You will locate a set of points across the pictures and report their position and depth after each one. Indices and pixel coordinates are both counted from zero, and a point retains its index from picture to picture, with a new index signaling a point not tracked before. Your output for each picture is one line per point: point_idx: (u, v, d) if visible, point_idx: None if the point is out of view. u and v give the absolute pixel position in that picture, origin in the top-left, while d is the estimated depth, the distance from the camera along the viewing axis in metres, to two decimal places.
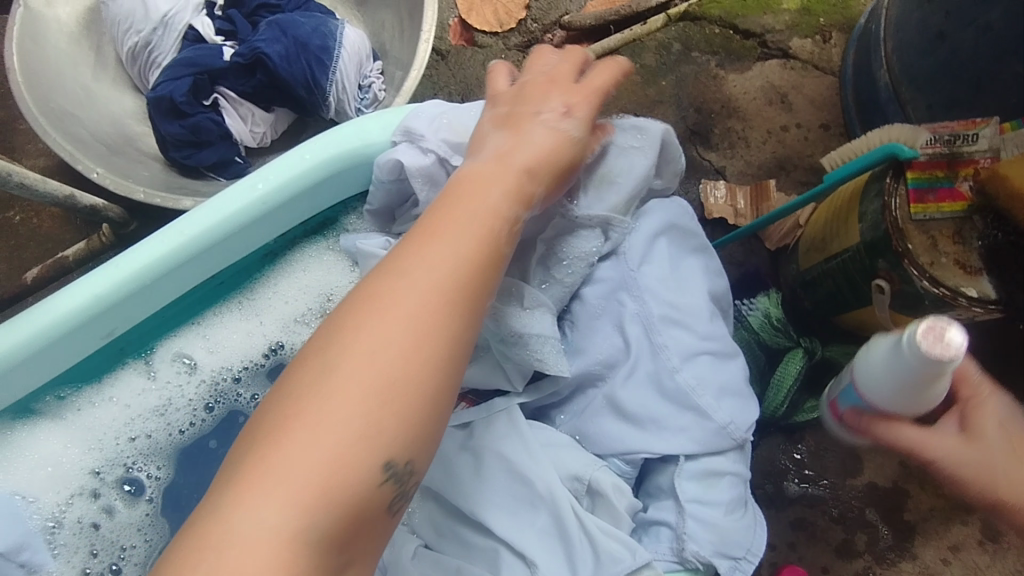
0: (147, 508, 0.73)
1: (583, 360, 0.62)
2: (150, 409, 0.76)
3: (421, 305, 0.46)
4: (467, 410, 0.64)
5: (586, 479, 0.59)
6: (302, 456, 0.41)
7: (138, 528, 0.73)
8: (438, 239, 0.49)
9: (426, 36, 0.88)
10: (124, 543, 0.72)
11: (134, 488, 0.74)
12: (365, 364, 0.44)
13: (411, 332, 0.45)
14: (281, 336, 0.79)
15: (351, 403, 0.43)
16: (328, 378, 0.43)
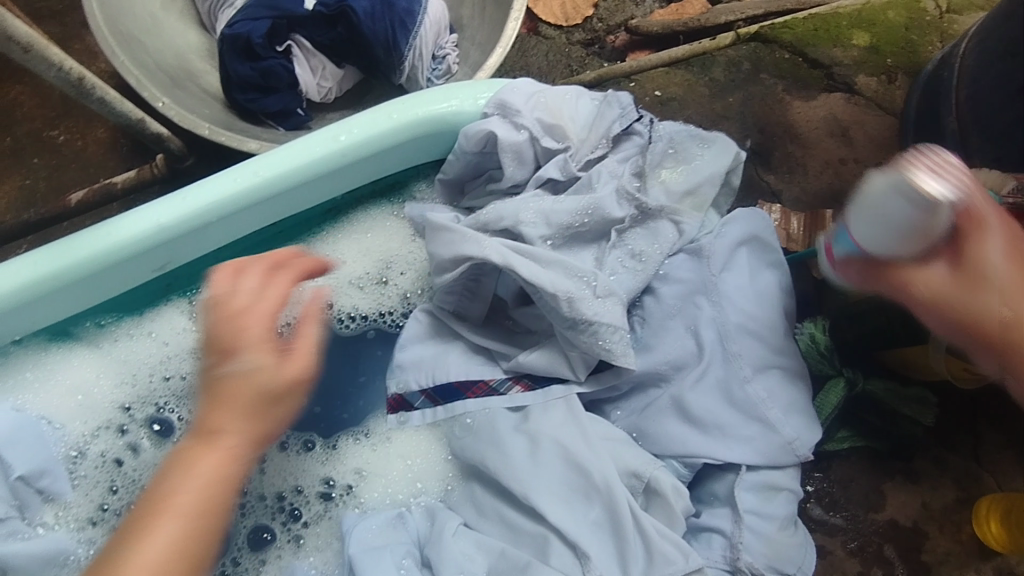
0: (174, 450, 0.70)
1: (650, 358, 0.61)
2: (188, 350, 0.73)
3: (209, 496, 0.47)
4: (524, 394, 0.64)
5: (645, 478, 0.58)
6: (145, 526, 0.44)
7: (163, 470, 0.69)
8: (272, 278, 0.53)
9: (516, 15, 0.88)
10: (146, 483, 0.68)
11: (163, 429, 0.71)
12: (215, 441, 0.48)
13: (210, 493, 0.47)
14: (330, 296, 0.75)
15: (195, 480, 0.47)
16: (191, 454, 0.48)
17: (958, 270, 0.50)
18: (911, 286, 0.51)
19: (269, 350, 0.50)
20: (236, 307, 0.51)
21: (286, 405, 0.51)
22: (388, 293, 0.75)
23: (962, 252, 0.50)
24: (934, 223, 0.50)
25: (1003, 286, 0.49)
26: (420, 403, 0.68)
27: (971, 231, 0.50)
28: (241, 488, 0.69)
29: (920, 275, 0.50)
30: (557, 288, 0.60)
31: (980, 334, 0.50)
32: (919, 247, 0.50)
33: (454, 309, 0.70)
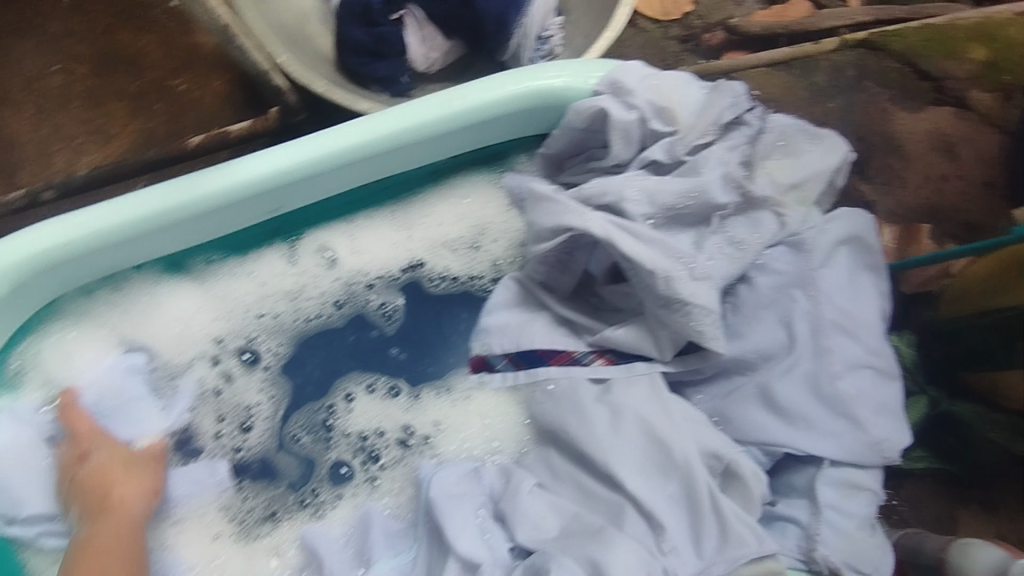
0: (263, 374, 0.75)
1: (740, 345, 0.62)
2: (284, 292, 0.77)
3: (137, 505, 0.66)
4: (608, 367, 0.66)
5: (725, 459, 0.58)
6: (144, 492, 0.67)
7: (259, 388, 0.74)
8: None
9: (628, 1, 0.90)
10: (248, 403, 0.74)
11: (252, 357, 0.75)
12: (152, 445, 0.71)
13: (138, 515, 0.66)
14: (424, 255, 0.78)
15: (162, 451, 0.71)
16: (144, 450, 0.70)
17: None
18: None
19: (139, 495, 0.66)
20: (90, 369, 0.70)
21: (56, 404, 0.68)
22: (479, 258, 0.78)
23: None
24: None
25: None
26: (502, 365, 0.71)
27: None
28: (328, 423, 0.73)
29: None
30: (656, 265, 0.61)
31: None
32: None
33: (543, 280, 0.72)
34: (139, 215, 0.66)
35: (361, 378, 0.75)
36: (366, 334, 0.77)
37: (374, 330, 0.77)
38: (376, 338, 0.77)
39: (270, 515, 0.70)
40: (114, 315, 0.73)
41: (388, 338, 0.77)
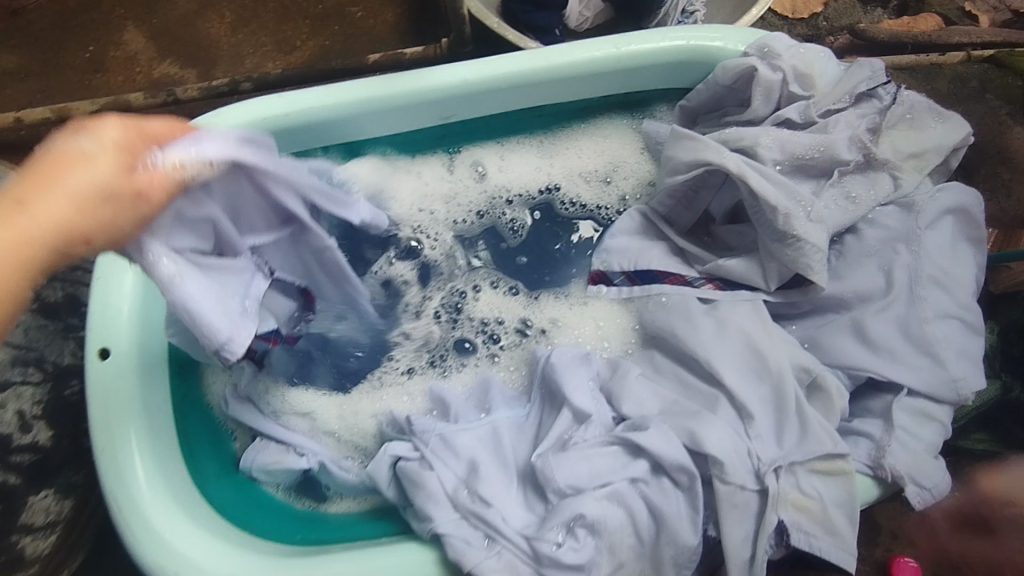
0: (416, 263, 0.87)
1: (840, 285, 0.71)
2: (440, 194, 0.89)
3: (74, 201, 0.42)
4: (716, 291, 0.76)
5: (814, 374, 0.68)
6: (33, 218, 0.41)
7: (412, 272, 0.87)
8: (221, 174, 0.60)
9: None
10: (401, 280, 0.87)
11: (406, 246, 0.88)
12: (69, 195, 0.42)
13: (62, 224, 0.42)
14: (560, 181, 0.90)
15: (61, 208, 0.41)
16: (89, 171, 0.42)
17: None
18: None
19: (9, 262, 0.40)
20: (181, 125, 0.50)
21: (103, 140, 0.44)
22: (608, 191, 0.89)
23: None
24: None
25: None
26: (618, 280, 0.82)
27: None
28: (460, 305, 0.86)
29: None
30: (779, 203, 0.70)
31: None
32: None
33: (666, 213, 0.83)
34: (345, 105, 0.80)
35: (488, 275, 0.87)
36: (502, 240, 0.89)
37: (506, 240, 0.89)
38: (508, 247, 0.89)
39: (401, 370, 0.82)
40: None
41: (518, 247, 0.89)
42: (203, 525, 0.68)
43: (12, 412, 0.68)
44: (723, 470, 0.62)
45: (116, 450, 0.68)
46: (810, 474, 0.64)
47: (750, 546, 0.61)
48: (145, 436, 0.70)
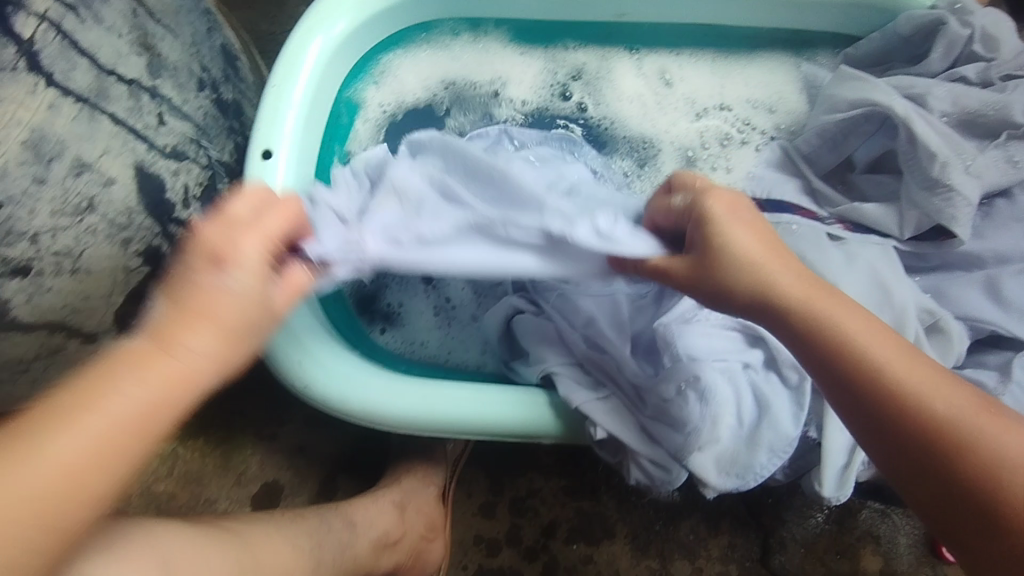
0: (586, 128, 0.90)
1: (980, 243, 0.72)
2: (625, 93, 0.92)
3: (234, 321, 0.47)
4: (845, 229, 0.77)
5: (938, 316, 0.69)
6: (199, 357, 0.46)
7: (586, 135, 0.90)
8: (195, 330, 0.45)
9: None
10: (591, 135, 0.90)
11: (574, 120, 0.91)
12: (230, 308, 0.46)
13: (238, 309, 0.47)
14: (731, 102, 0.91)
15: (214, 346, 0.46)
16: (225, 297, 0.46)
17: (889, 372, 0.49)
18: (886, 390, 0.49)
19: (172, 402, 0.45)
20: (207, 266, 0.46)
21: (254, 322, 0.48)
22: (770, 118, 0.90)
23: (892, 366, 0.50)
24: (937, 407, 0.48)
25: (927, 374, 0.49)
26: None
27: (909, 374, 0.49)
28: (622, 179, 0.88)
29: (872, 380, 0.49)
30: (940, 150, 0.70)
31: (892, 420, 0.48)
32: (859, 362, 0.50)
33: (810, 152, 0.84)
34: None
35: (639, 154, 0.89)
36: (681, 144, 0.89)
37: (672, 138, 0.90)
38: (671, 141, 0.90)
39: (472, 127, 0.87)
40: (473, 51, 0.92)
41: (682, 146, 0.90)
42: (324, 329, 0.72)
43: (181, 184, 0.72)
44: None
45: None
46: None
47: (845, 456, 0.63)
48: None
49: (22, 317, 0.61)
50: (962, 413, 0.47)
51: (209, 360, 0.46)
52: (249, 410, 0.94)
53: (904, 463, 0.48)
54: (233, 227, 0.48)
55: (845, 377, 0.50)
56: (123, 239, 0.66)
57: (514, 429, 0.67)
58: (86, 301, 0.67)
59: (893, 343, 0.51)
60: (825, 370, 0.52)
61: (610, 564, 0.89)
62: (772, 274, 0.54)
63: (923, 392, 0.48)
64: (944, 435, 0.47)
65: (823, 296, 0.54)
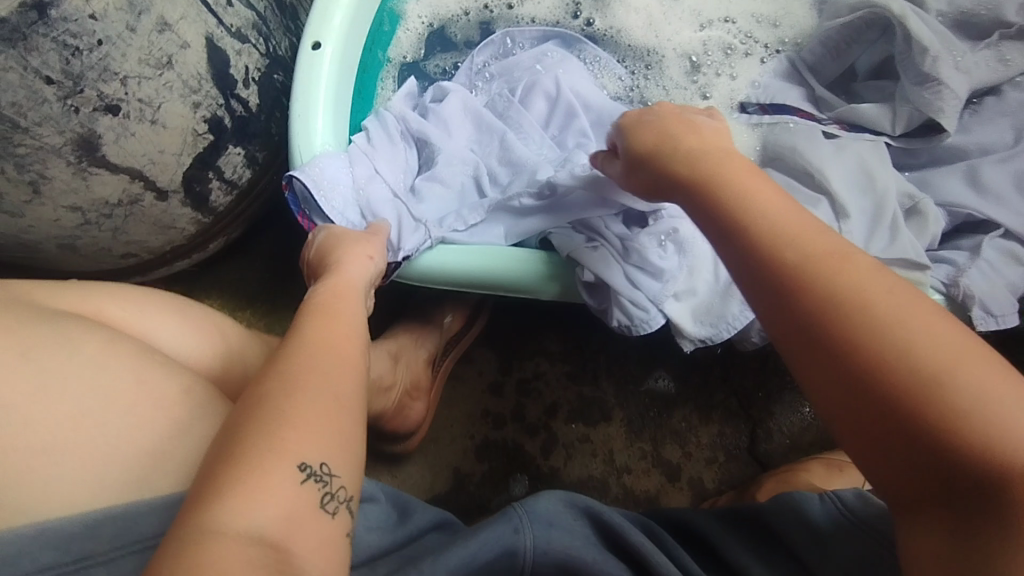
0: (602, 39, 0.98)
1: (966, 137, 0.76)
2: (638, 7, 0.98)
3: (358, 326, 0.57)
4: (840, 129, 0.82)
5: (917, 200, 0.73)
6: (317, 357, 0.50)
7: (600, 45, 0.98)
8: (350, 299, 0.60)
9: None
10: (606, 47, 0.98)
11: (590, 31, 0.99)
12: (338, 324, 0.56)
13: (363, 282, 0.63)
14: (739, 17, 0.97)
15: (340, 336, 0.54)
16: (341, 315, 0.57)
17: (785, 228, 0.49)
18: (785, 242, 0.48)
19: (349, 358, 0.53)
20: (337, 274, 0.62)
21: (355, 303, 0.60)
22: (776, 32, 0.96)
23: (795, 224, 0.50)
24: (838, 268, 0.46)
25: (830, 242, 0.48)
26: (752, 110, 0.90)
27: (816, 240, 0.48)
28: (632, 86, 0.96)
29: (772, 243, 0.49)
30: (930, 45, 0.75)
31: (786, 279, 0.47)
32: (764, 223, 0.50)
33: (813, 61, 0.89)
34: None
35: (647, 65, 0.97)
36: (689, 56, 0.96)
37: (680, 48, 0.97)
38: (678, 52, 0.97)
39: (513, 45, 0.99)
40: None
41: (689, 55, 0.96)
42: None
43: (243, 64, 0.83)
44: None
45: (300, 127, 0.82)
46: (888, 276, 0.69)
47: None
48: (330, 112, 0.84)
49: (111, 156, 0.73)
50: (866, 279, 0.45)
51: (351, 302, 0.60)
52: (292, 288, 1.06)
53: (805, 328, 0.45)
54: (354, 245, 0.66)
55: (754, 239, 0.50)
56: (193, 102, 0.78)
57: (514, 288, 0.74)
58: (161, 155, 0.79)
59: (803, 212, 0.51)
60: (729, 236, 0.52)
61: (606, 444, 0.95)
62: (687, 150, 0.59)
63: (820, 253, 0.47)
64: (840, 288, 0.45)
65: (727, 180, 0.54)
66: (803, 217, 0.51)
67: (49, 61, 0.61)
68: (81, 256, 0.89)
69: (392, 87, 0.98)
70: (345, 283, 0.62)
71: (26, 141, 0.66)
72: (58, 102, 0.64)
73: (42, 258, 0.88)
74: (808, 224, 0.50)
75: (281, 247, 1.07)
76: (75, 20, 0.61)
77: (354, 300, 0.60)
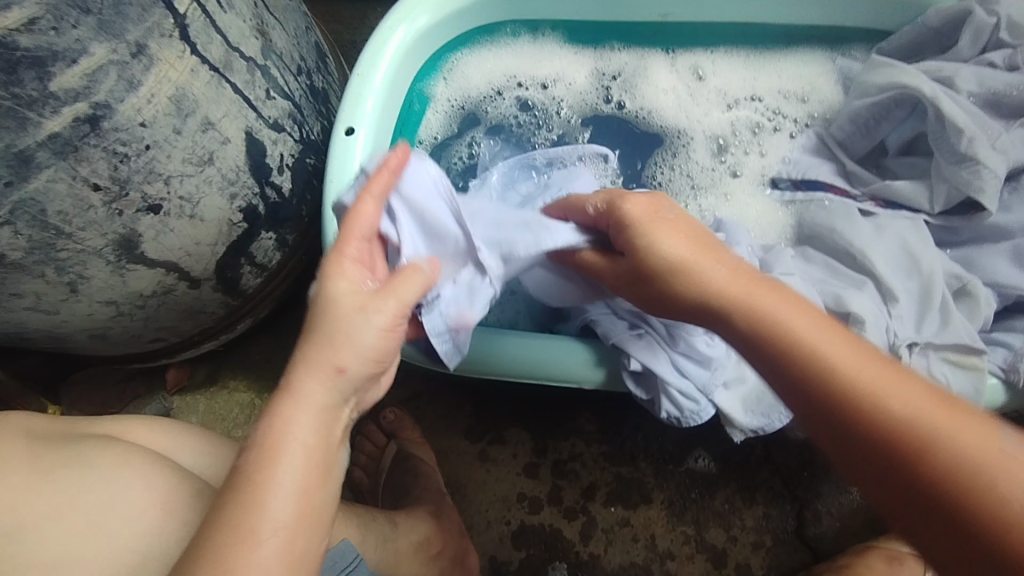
0: (629, 118, 0.99)
1: (1009, 215, 0.75)
2: (665, 88, 1.00)
3: (313, 451, 0.48)
4: (876, 207, 0.83)
5: (965, 281, 0.73)
6: (243, 532, 0.44)
7: (624, 124, 0.99)
8: (311, 399, 0.48)
9: None
10: (636, 125, 0.99)
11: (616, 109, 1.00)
12: (282, 466, 0.46)
13: (367, 334, 0.49)
14: (766, 95, 0.99)
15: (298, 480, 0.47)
16: (281, 451, 0.47)
17: (889, 393, 0.47)
18: (881, 405, 0.46)
19: (294, 541, 0.46)
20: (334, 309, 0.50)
21: (322, 428, 0.49)
22: (803, 108, 0.97)
23: (897, 394, 0.47)
24: (965, 448, 0.43)
25: (945, 409, 0.45)
26: (784, 186, 0.91)
27: (911, 397, 0.46)
28: (661, 167, 0.96)
29: (871, 430, 0.46)
30: (965, 126, 0.75)
31: (885, 468, 0.45)
32: (868, 394, 0.47)
33: (844, 138, 0.90)
34: None
35: (675, 142, 0.98)
36: (719, 133, 0.97)
37: (707, 125, 0.98)
38: (704, 128, 0.98)
39: (540, 131, 1.00)
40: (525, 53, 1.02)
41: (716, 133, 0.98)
42: None
43: (279, 152, 0.84)
44: (863, 329, 0.69)
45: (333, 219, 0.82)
46: (942, 361, 0.69)
47: None
48: None
49: (150, 252, 0.73)
50: (990, 447, 0.43)
51: (314, 427, 0.48)
52: None
53: (936, 527, 0.43)
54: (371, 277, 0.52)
55: (845, 407, 0.48)
56: (231, 193, 0.78)
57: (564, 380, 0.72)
58: (197, 246, 0.78)
59: (898, 368, 0.49)
60: (811, 401, 0.50)
61: (647, 527, 0.91)
62: (749, 299, 0.55)
63: (931, 421, 0.45)
64: (941, 462, 0.43)
65: (810, 347, 0.50)
66: (902, 368, 0.49)
67: (97, 169, 0.62)
68: (109, 345, 0.87)
69: None
70: (314, 394, 0.48)
71: (68, 245, 0.65)
72: (103, 206, 0.65)
73: (71, 349, 0.87)
74: (924, 390, 0.47)
75: None
76: (125, 129, 0.62)
77: (321, 427, 0.48)
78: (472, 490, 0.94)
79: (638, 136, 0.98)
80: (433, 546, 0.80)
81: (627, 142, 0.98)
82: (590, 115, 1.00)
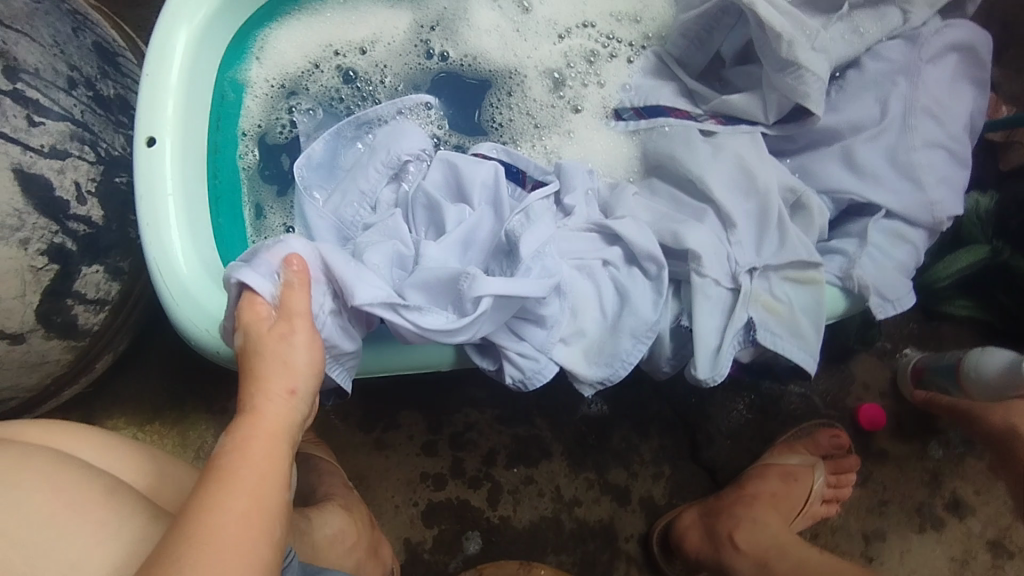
0: (458, 68, 0.93)
1: (836, 117, 0.74)
2: (490, 28, 0.94)
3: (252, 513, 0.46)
4: (717, 125, 0.79)
5: (799, 193, 0.72)
6: None
7: (453, 74, 0.93)
8: (251, 456, 0.48)
9: None
10: (468, 74, 0.93)
11: (442, 59, 0.94)
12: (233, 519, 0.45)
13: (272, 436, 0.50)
14: (597, 19, 0.93)
15: None
16: (227, 517, 0.45)
17: None
18: None
19: None
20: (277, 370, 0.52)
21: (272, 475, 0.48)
22: (637, 27, 0.92)
23: None
24: None
25: None
26: (627, 115, 0.87)
27: None
28: (501, 115, 0.91)
29: None
30: (785, 30, 0.71)
31: None
32: None
33: (680, 54, 0.86)
34: None
35: (509, 84, 0.92)
36: (556, 69, 0.92)
37: (542, 61, 0.93)
38: (537, 65, 0.93)
39: (369, 97, 0.94)
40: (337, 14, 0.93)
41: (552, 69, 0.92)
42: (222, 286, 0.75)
43: (70, 181, 0.76)
44: (700, 265, 0.67)
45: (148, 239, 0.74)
46: (783, 281, 0.69)
47: (716, 338, 0.67)
48: (181, 211, 0.75)
49: None
50: None
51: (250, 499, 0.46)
52: (198, 390, 1.00)
53: None
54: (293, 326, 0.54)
55: None
56: (19, 240, 0.72)
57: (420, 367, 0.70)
58: None
59: None
60: None
61: (551, 481, 0.93)
62: None
63: None
64: None
65: None
66: None
67: None
68: None
69: (254, 161, 0.90)
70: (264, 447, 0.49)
71: None
72: None
73: None
74: None
75: (179, 349, 1.01)
76: None
77: (275, 472, 0.48)
78: (375, 480, 0.93)
79: (470, 86, 0.93)
80: (348, 538, 0.78)
81: (463, 95, 0.93)
82: (421, 76, 0.93)
